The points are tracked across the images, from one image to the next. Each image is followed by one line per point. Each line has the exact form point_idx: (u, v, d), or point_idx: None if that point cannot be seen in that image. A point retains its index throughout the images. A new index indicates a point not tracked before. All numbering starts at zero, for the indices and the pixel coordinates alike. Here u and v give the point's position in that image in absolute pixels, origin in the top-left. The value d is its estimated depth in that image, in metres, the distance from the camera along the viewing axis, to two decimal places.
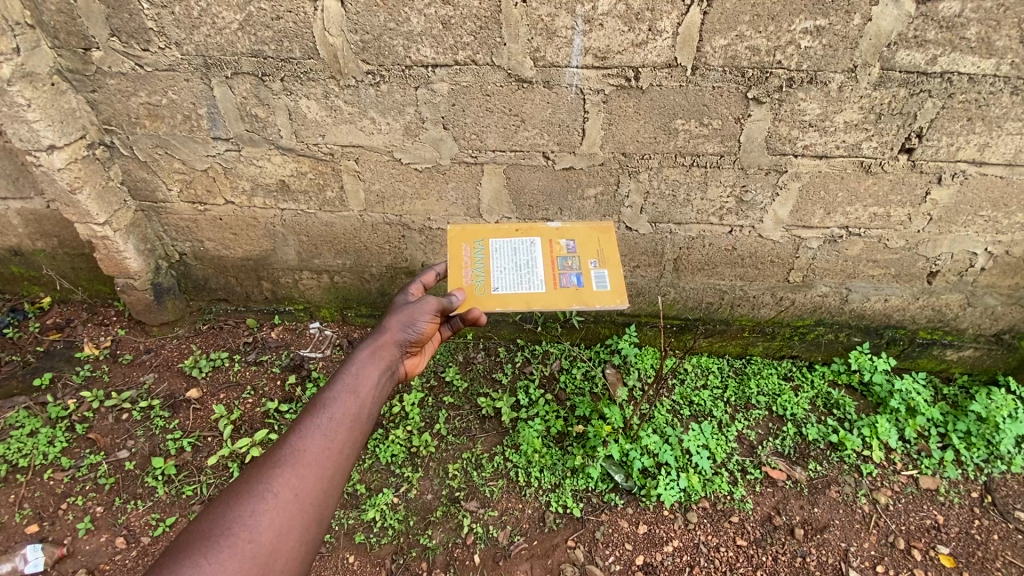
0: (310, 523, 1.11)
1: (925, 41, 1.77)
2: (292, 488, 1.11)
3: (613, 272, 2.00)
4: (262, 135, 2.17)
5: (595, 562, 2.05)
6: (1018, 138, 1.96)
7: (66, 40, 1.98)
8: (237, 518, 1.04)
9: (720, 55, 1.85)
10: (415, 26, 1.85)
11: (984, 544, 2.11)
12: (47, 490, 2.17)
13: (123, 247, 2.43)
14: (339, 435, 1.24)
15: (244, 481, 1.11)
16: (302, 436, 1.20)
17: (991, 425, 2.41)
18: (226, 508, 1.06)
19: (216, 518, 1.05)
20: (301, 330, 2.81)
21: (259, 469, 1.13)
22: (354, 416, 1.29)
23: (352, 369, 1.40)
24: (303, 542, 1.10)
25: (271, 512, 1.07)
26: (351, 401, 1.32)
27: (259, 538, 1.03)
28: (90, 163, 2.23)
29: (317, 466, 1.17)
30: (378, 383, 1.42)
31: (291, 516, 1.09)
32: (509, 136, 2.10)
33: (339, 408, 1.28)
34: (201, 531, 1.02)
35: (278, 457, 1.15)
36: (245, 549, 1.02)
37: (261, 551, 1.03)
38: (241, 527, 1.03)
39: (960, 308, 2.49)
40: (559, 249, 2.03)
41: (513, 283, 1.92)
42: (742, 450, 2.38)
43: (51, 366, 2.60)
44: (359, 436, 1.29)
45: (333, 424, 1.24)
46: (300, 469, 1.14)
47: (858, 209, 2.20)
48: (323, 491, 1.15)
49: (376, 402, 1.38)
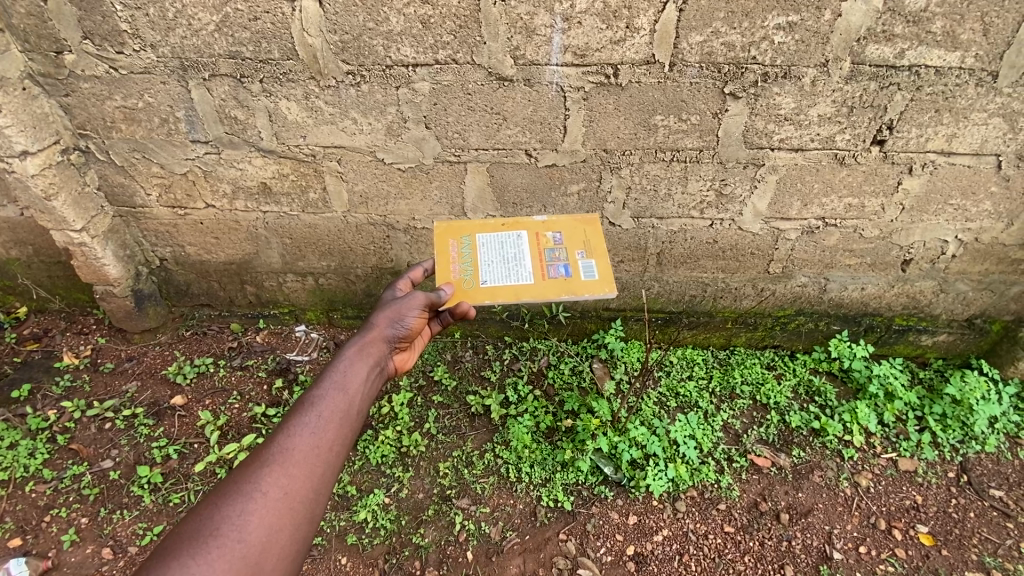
0: (300, 523, 1.11)
1: (893, 36, 1.83)
2: (281, 487, 1.11)
3: (600, 262, 2.02)
4: (242, 137, 2.15)
5: (587, 554, 2.07)
6: (983, 128, 2.02)
7: (37, 44, 1.94)
8: (226, 519, 1.04)
9: (696, 51, 1.89)
10: (395, 26, 1.85)
11: (961, 522, 2.18)
12: (30, 503, 2.12)
13: (101, 254, 2.39)
14: (328, 432, 1.24)
15: (232, 481, 1.11)
16: (291, 435, 1.20)
17: (966, 407, 2.48)
18: (213, 509, 1.06)
19: (204, 519, 1.04)
20: (287, 334, 2.79)
21: (247, 469, 1.13)
22: (343, 414, 1.29)
23: (340, 366, 1.40)
24: (294, 541, 1.10)
25: (260, 512, 1.07)
26: (340, 398, 1.32)
27: (247, 538, 1.03)
28: (65, 168, 2.19)
29: (306, 465, 1.17)
30: (367, 379, 1.42)
31: (281, 515, 1.09)
32: (491, 134, 2.11)
33: (328, 406, 1.28)
34: (190, 532, 1.02)
35: (266, 457, 1.15)
36: (234, 549, 1.01)
37: (251, 551, 1.03)
38: (230, 528, 1.03)
39: (933, 294, 2.57)
40: (545, 241, 2.04)
41: (501, 276, 1.94)
42: (728, 439, 2.43)
43: (29, 377, 2.55)
44: (349, 433, 1.29)
45: (322, 422, 1.24)
46: (288, 468, 1.14)
47: (834, 201, 2.26)
48: (314, 490, 1.15)
49: (365, 398, 1.38)
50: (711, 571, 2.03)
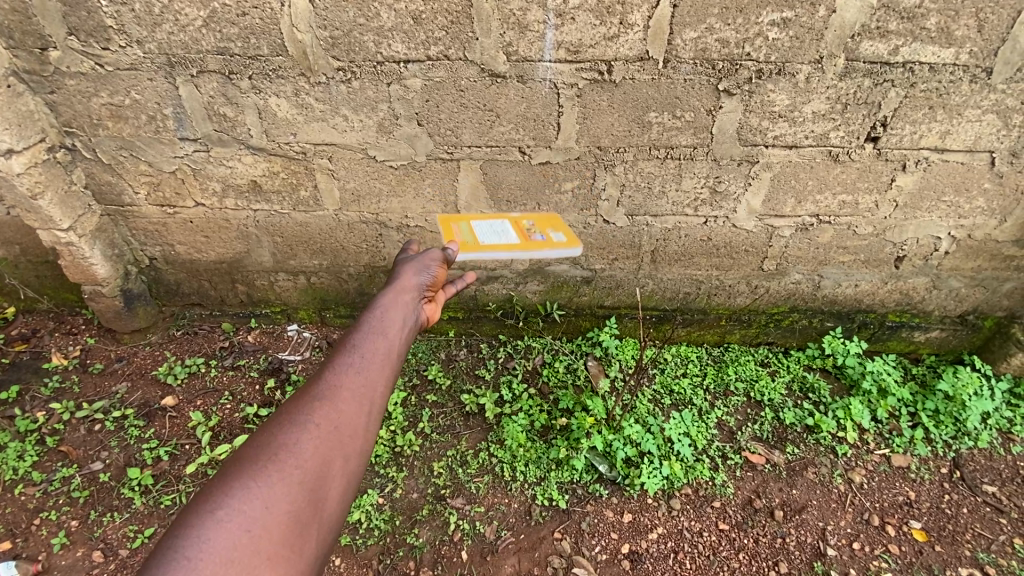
0: (353, 454, 1.06)
1: (887, 32, 1.82)
2: (333, 417, 1.07)
3: (569, 234, 2.11)
4: (231, 135, 2.12)
5: (582, 552, 2.07)
6: (977, 125, 2.02)
7: (21, 40, 1.91)
8: (281, 446, 1.00)
9: (690, 48, 1.87)
10: (386, 22, 1.83)
11: (954, 517, 2.19)
12: (18, 506, 2.10)
13: (89, 254, 2.36)
14: (373, 369, 1.20)
15: (283, 414, 1.07)
16: (336, 372, 1.16)
17: (958, 403, 2.49)
18: (267, 437, 1.02)
19: (259, 447, 1.00)
20: (279, 333, 2.77)
21: (297, 403, 1.09)
22: (384, 354, 1.25)
23: (376, 313, 1.37)
24: (349, 471, 1.04)
25: (314, 440, 1.02)
26: (379, 341, 1.28)
27: (304, 462, 0.98)
28: (51, 166, 2.15)
29: (356, 397, 1.13)
30: (403, 325, 1.39)
31: (336, 443, 1.04)
32: (484, 131, 2.09)
33: (370, 346, 1.25)
34: (246, 457, 0.98)
35: (315, 391, 1.11)
36: (291, 473, 0.96)
37: (309, 475, 0.98)
38: (286, 452, 0.99)
39: (926, 290, 2.58)
40: (522, 224, 2.14)
41: (493, 239, 1.95)
42: (722, 436, 2.43)
43: (18, 378, 2.51)
44: (392, 372, 1.25)
45: (365, 360, 1.21)
46: (337, 401, 1.10)
47: (827, 198, 2.26)
48: (364, 423, 1.10)
49: (403, 342, 1.35)
50: (706, 568, 2.03)
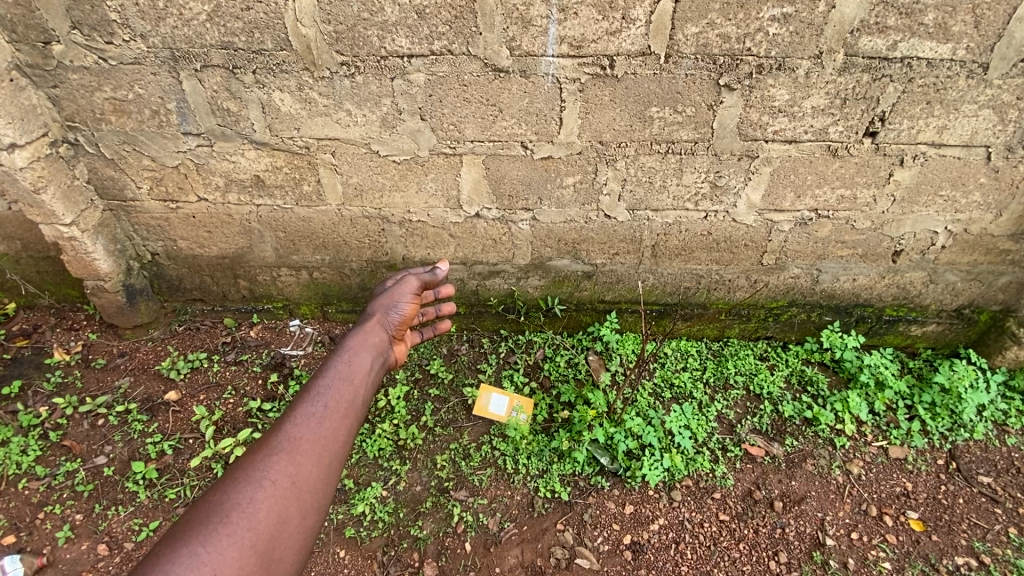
0: (309, 511, 1.09)
1: (885, 27, 1.84)
2: (290, 475, 1.10)
3: None
4: (235, 129, 2.13)
5: (585, 543, 2.08)
6: (973, 121, 2.05)
7: (24, 34, 1.91)
8: (236, 507, 1.02)
9: (692, 43, 1.89)
10: (389, 16, 1.84)
11: (951, 508, 2.22)
12: (23, 500, 2.10)
13: (91, 248, 2.36)
14: (334, 421, 1.24)
15: (239, 470, 1.09)
16: (297, 424, 1.20)
17: (954, 396, 2.52)
18: (222, 496, 1.04)
19: (213, 507, 1.01)
20: (281, 329, 2.78)
21: (255, 458, 1.11)
22: (348, 403, 1.30)
23: (343, 359, 1.44)
24: (303, 528, 1.08)
25: (269, 499, 1.05)
26: (344, 389, 1.33)
27: (258, 526, 1.01)
28: (54, 161, 2.15)
29: (314, 453, 1.16)
30: (369, 371, 1.46)
31: (290, 504, 1.07)
32: (487, 126, 2.10)
33: (333, 396, 1.29)
34: (200, 518, 0.99)
35: (274, 445, 1.14)
36: (244, 537, 0.99)
37: (261, 539, 1.00)
38: (239, 515, 1.01)
39: (923, 284, 2.60)
40: None
41: None
42: (722, 429, 2.45)
43: (20, 373, 2.51)
44: (354, 422, 1.29)
45: (328, 411, 1.25)
46: (295, 457, 1.13)
47: (826, 192, 2.28)
48: (322, 480, 1.14)
49: (367, 389, 1.41)
50: (706, 558, 2.05)
